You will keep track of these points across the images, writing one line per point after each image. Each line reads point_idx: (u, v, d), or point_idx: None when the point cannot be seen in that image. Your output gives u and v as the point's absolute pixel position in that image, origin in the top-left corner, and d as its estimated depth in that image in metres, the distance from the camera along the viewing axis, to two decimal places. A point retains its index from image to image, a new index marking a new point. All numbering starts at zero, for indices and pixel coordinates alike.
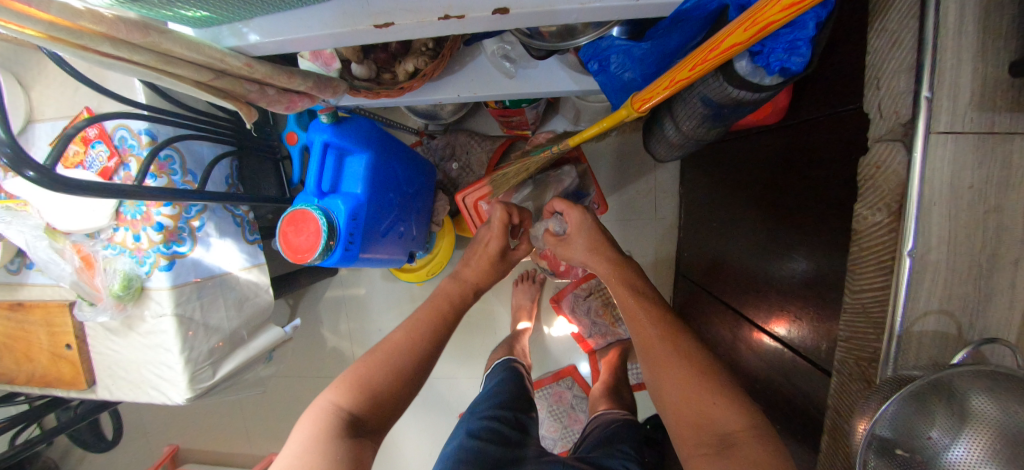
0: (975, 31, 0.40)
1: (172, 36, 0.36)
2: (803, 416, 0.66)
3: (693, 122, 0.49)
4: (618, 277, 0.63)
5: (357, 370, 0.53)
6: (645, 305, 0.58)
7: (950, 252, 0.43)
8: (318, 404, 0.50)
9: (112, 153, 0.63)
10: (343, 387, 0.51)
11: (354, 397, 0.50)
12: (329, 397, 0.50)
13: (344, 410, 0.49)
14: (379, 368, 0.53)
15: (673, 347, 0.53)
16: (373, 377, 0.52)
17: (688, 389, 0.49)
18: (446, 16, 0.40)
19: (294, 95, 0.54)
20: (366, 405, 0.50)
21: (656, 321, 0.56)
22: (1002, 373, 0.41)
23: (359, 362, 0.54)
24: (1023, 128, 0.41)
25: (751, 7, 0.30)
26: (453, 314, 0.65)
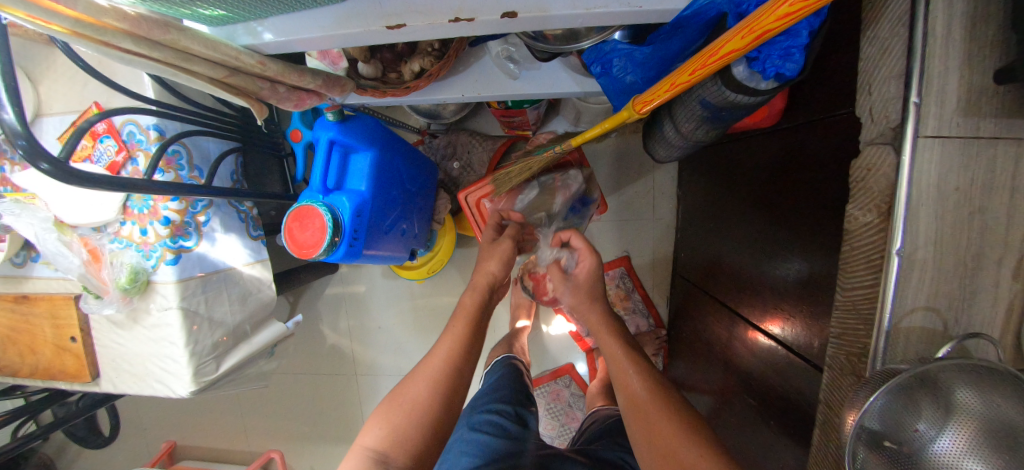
0: (961, 40, 0.42)
1: (190, 34, 0.37)
2: (796, 411, 0.67)
3: (692, 125, 0.51)
4: (607, 329, 0.69)
5: (387, 407, 0.53)
6: (633, 360, 0.62)
7: (936, 251, 0.44)
8: (356, 447, 0.50)
9: (120, 148, 0.64)
10: (377, 429, 0.51)
11: (385, 437, 0.50)
12: (365, 441, 0.50)
13: (378, 451, 0.49)
14: (403, 404, 0.53)
15: (661, 402, 0.55)
16: (398, 414, 0.52)
17: (671, 439, 0.50)
18: (457, 19, 0.41)
19: (303, 93, 0.56)
20: (395, 442, 0.50)
21: (644, 379, 0.59)
22: (984, 366, 0.43)
23: (390, 399, 0.55)
24: (1006, 134, 0.43)
25: (747, 16, 0.31)
26: (474, 337, 0.63)
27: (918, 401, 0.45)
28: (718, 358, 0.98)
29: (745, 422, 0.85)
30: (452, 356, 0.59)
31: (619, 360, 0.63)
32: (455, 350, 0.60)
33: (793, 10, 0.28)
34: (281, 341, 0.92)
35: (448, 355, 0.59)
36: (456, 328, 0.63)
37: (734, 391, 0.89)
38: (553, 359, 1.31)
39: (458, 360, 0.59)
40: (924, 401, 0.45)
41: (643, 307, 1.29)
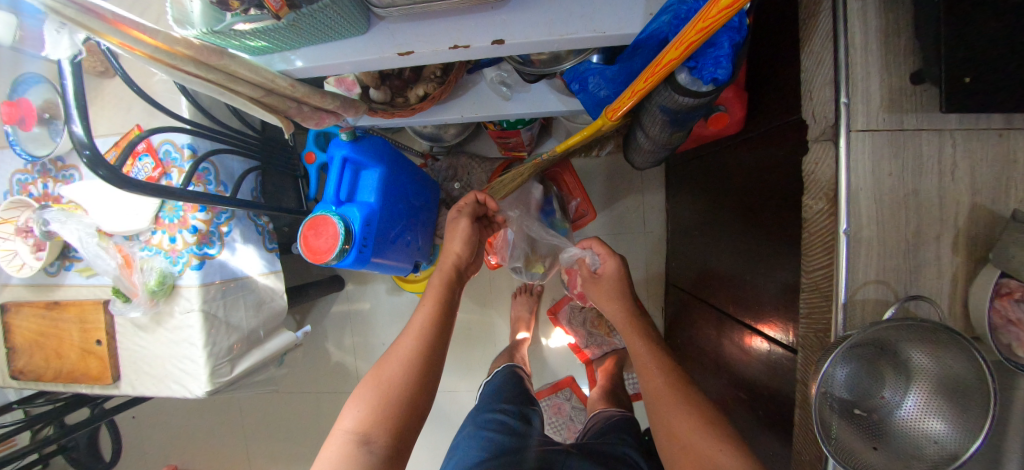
0: (877, 49, 0.50)
1: (238, 60, 0.46)
2: (779, 399, 0.70)
3: (658, 128, 0.58)
4: (629, 325, 0.70)
5: (363, 389, 0.57)
6: (652, 353, 0.63)
7: (878, 229, 0.50)
8: (337, 428, 0.54)
9: (157, 164, 0.72)
10: (356, 412, 0.54)
11: (362, 417, 0.53)
12: (345, 424, 0.54)
13: (357, 433, 0.52)
14: (375, 387, 0.56)
15: (679, 394, 0.57)
16: (372, 394, 0.56)
17: (691, 433, 0.52)
18: (455, 46, 0.49)
19: (323, 113, 0.64)
20: (373, 424, 0.53)
21: (665, 371, 0.60)
22: (926, 325, 0.46)
23: (365, 382, 0.58)
24: (927, 126, 0.50)
25: (681, 33, 0.39)
26: (443, 312, 0.66)
27: (880, 370, 0.49)
28: (712, 361, 1.00)
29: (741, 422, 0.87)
30: (422, 337, 0.62)
31: (640, 353, 0.64)
32: (425, 330, 0.63)
33: (706, 25, 0.36)
34: (290, 349, 0.97)
35: (419, 336, 0.62)
36: (425, 307, 0.66)
37: (729, 392, 0.91)
38: (553, 373, 1.33)
39: (429, 339, 0.62)
40: (871, 363, 0.49)
41: None
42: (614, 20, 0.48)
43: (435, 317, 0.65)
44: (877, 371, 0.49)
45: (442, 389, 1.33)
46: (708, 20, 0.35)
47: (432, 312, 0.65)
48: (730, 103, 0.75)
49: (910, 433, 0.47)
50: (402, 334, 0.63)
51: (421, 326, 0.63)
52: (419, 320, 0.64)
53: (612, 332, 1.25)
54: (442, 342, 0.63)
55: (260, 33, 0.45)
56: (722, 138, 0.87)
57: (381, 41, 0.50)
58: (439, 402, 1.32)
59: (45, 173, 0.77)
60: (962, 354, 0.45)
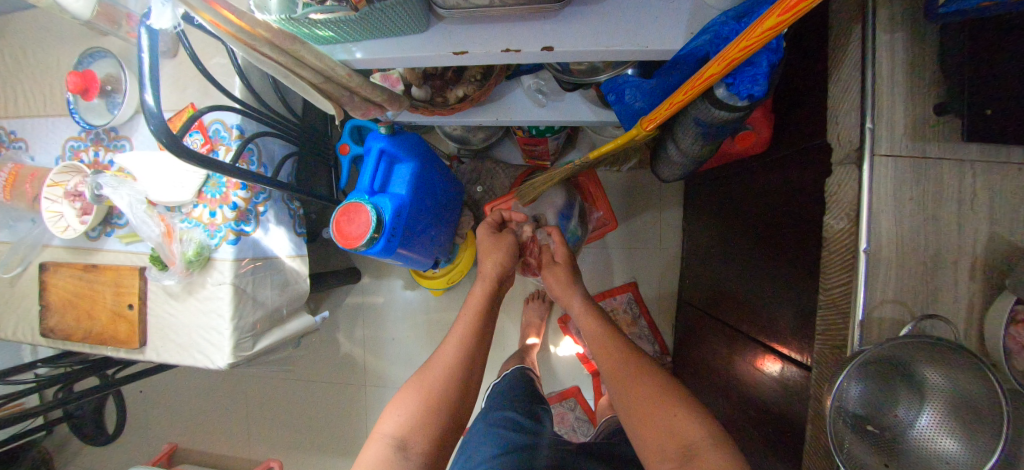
0: (903, 79, 0.53)
1: (306, 46, 0.50)
2: (788, 416, 0.71)
3: (689, 140, 0.61)
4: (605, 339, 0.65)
5: (405, 394, 0.59)
6: (618, 345, 0.63)
7: (898, 250, 0.52)
8: (377, 433, 0.56)
9: (206, 141, 0.76)
10: (397, 417, 0.56)
11: (402, 424, 0.55)
12: (385, 429, 0.56)
13: (395, 438, 0.54)
14: (416, 393, 0.58)
15: (643, 372, 0.58)
16: (412, 399, 0.58)
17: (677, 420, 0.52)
18: (506, 50, 0.52)
19: (370, 105, 0.68)
20: (412, 430, 0.55)
21: (656, 384, 0.56)
22: (937, 343, 0.47)
23: (407, 388, 0.60)
24: (949, 156, 0.52)
25: (719, 53, 0.42)
26: (485, 317, 0.69)
27: (893, 387, 0.51)
28: (722, 380, 1.01)
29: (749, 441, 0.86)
30: (460, 350, 0.63)
31: (611, 351, 0.63)
32: (465, 336, 0.65)
33: (747, 45, 0.38)
34: (308, 333, 0.99)
35: (460, 349, 0.63)
36: (467, 315, 0.69)
37: (739, 411, 0.91)
38: (561, 381, 1.33)
39: (469, 345, 0.64)
40: (882, 382, 0.51)
41: (649, 334, 1.32)
42: (660, 34, 0.50)
43: (474, 329, 0.66)
44: (892, 391, 0.51)
45: None
46: (748, 40, 0.38)
47: (471, 324, 0.67)
48: (757, 123, 0.80)
49: (921, 453, 0.48)
50: (447, 338, 0.66)
51: (460, 340, 0.65)
52: (461, 327, 0.67)
53: None
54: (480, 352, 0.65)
55: (330, 24, 0.49)
56: (744, 160, 0.89)
57: (438, 41, 0.54)
58: None
59: (97, 142, 0.81)
60: (976, 378, 0.46)
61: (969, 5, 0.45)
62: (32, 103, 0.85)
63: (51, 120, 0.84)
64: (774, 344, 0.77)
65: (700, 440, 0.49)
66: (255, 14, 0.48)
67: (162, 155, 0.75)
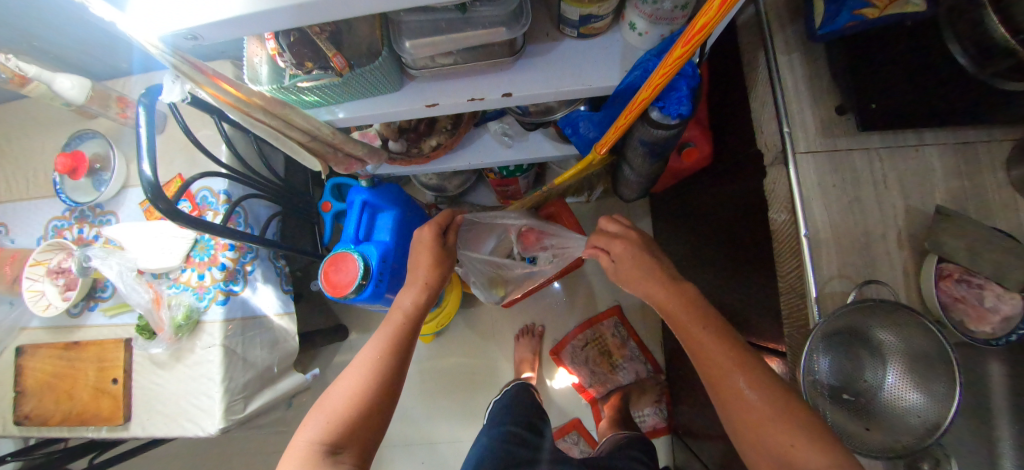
0: (804, 90, 0.64)
1: (296, 110, 0.56)
2: None
3: (640, 160, 0.69)
4: (695, 325, 0.52)
5: (327, 402, 0.57)
6: (718, 339, 0.50)
7: (834, 231, 0.59)
8: (299, 440, 0.54)
9: (194, 208, 0.81)
10: (320, 424, 0.55)
11: (327, 429, 0.54)
12: (308, 436, 0.54)
13: (322, 444, 0.53)
14: (340, 397, 0.58)
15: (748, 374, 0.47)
16: (336, 404, 0.57)
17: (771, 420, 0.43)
18: (472, 98, 0.60)
19: (352, 159, 0.75)
20: (338, 434, 0.54)
21: (737, 366, 0.47)
22: (879, 303, 0.52)
23: (329, 396, 0.59)
24: (856, 147, 0.62)
25: (647, 82, 0.49)
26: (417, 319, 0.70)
27: (858, 355, 0.56)
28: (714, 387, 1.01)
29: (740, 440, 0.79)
30: (387, 350, 0.63)
31: (702, 347, 0.50)
32: (393, 339, 0.65)
33: (667, 73, 0.46)
34: (299, 391, 0.97)
35: (387, 349, 0.63)
36: (393, 316, 0.69)
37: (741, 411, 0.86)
38: (561, 413, 1.24)
39: (398, 349, 0.64)
40: (841, 348, 0.56)
41: (640, 354, 1.24)
42: (600, 73, 0.59)
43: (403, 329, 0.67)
44: (856, 355, 0.56)
45: (446, 439, 1.25)
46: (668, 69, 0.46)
47: (399, 323, 0.68)
48: (697, 139, 0.88)
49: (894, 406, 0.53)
50: (373, 339, 0.66)
51: (386, 341, 0.65)
52: (388, 330, 0.66)
53: (615, 368, 1.24)
54: (405, 349, 0.65)
55: (316, 91, 0.56)
56: (697, 175, 0.99)
57: (412, 96, 0.62)
58: (442, 453, 1.24)
59: (82, 219, 0.84)
60: (925, 333, 0.52)
61: (838, 26, 0.56)
62: (16, 188, 0.87)
63: (35, 203, 0.86)
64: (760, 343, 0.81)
65: (798, 444, 0.41)
66: (251, 86, 0.55)
67: (157, 223, 0.79)
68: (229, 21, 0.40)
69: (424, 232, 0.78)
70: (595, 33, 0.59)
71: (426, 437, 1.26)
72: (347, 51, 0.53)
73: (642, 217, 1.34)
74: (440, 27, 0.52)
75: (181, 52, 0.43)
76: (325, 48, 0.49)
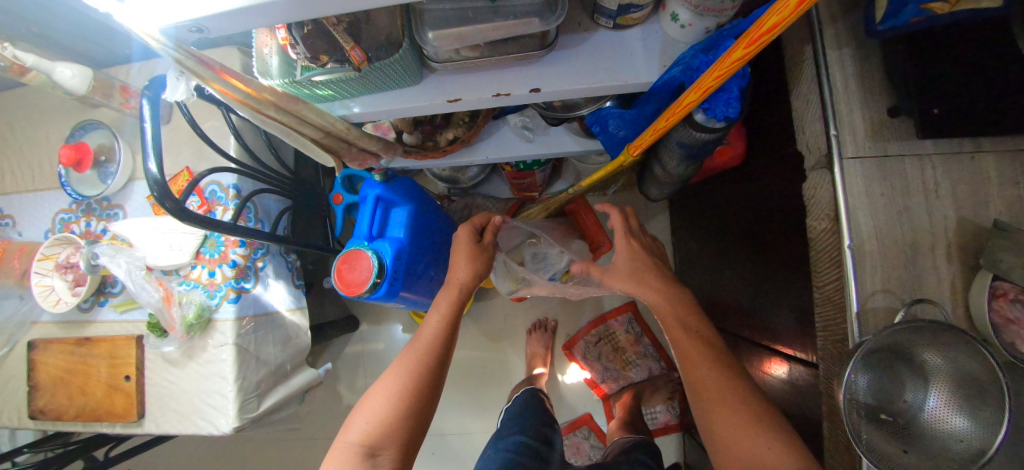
0: (855, 91, 0.59)
1: (309, 105, 0.53)
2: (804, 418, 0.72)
3: (674, 161, 0.65)
4: (676, 322, 0.61)
5: (367, 404, 0.58)
6: (702, 349, 0.58)
7: (879, 242, 0.56)
8: (341, 441, 0.56)
9: (202, 203, 0.79)
10: (361, 425, 0.56)
11: (367, 433, 0.55)
12: (350, 437, 0.56)
13: (362, 446, 0.55)
14: (380, 399, 0.58)
15: (729, 396, 0.53)
16: (376, 406, 0.57)
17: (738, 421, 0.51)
18: (497, 94, 0.56)
19: (366, 155, 0.71)
20: (378, 437, 0.55)
21: (709, 363, 0.56)
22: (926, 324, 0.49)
23: (370, 396, 0.59)
24: (907, 153, 0.57)
25: (695, 80, 0.45)
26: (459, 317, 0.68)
27: (896, 372, 0.54)
28: None
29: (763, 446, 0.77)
30: (428, 350, 0.62)
31: (699, 364, 0.57)
32: (434, 339, 0.64)
33: (721, 73, 0.41)
34: (312, 387, 0.96)
35: (428, 348, 0.63)
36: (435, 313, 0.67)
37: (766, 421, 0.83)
38: (571, 409, 1.24)
39: (439, 351, 0.63)
40: (880, 366, 0.54)
41: (654, 351, 1.23)
42: (636, 69, 0.55)
43: (443, 329, 0.65)
44: (895, 373, 0.54)
45: (456, 432, 1.26)
46: (722, 68, 0.41)
47: (440, 321, 0.66)
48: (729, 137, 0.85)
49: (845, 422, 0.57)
50: (414, 336, 0.65)
51: (428, 341, 0.64)
52: (429, 330, 0.65)
53: (628, 365, 1.23)
54: (448, 349, 0.64)
55: (331, 84, 0.52)
56: (724, 172, 0.94)
57: (432, 90, 0.57)
58: (453, 444, 1.25)
59: (89, 212, 0.81)
60: (975, 357, 0.49)
61: (901, 22, 0.51)
62: (19, 179, 0.84)
63: (40, 194, 0.83)
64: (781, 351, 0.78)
65: (761, 443, 0.49)
66: (260, 79, 0.51)
67: (164, 219, 0.78)
68: (236, 11, 0.36)
69: (460, 231, 0.75)
70: (631, 24, 0.54)
71: (437, 429, 1.27)
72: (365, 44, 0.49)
73: (659, 212, 1.29)
74: (468, 17, 0.47)
75: (185, 46, 0.40)
76: (342, 40, 0.45)
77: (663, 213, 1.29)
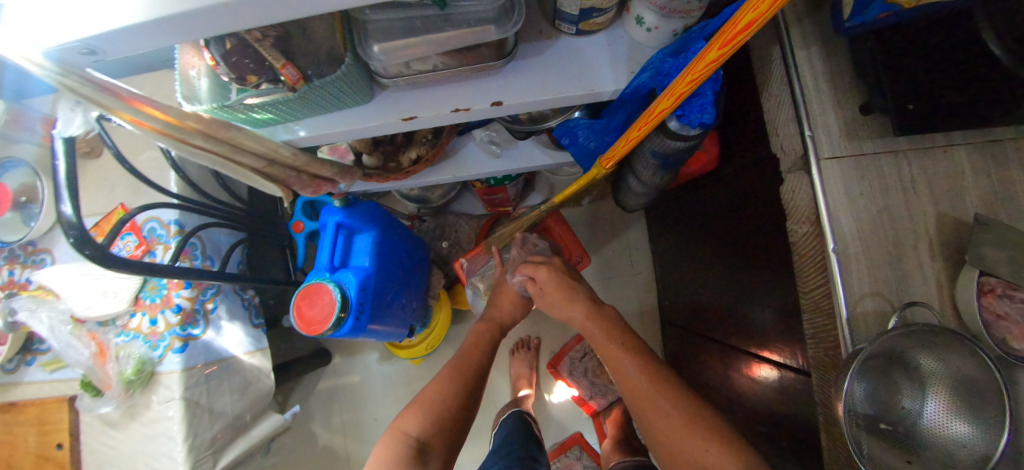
0: (824, 90, 0.58)
1: (243, 132, 0.48)
2: (791, 430, 0.68)
3: (649, 171, 0.62)
4: (606, 339, 0.70)
5: (421, 402, 0.70)
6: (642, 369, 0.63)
7: (863, 245, 0.54)
8: (390, 433, 0.67)
9: (140, 242, 0.72)
10: (416, 420, 0.67)
11: (421, 425, 0.67)
12: (402, 428, 0.67)
13: (414, 437, 0.65)
14: (435, 400, 0.70)
15: (660, 399, 0.59)
16: (428, 408, 0.69)
17: (680, 429, 0.56)
18: (456, 110, 0.51)
19: (321, 180, 0.65)
20: (429, 429, 0.66)
21: (647, 378, 0.62)
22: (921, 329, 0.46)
23: (423, 399, 0.72)
24: (882, 150, 0.56)
25: (667, 85, 0.41)
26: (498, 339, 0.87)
27: (892, 378, 0.51)
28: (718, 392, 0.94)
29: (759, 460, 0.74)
30: (467, 369, 0.76)
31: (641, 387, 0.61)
32: (478, 358, 0.79)
33: (695, 76, 0.38)
34: (278, 434, 0.87)
35: (473, 364, 0.78)
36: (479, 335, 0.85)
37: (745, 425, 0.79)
38: (561, 428, 1.19)
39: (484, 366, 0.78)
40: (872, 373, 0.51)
41: None
42: (604, 77, 0.51)
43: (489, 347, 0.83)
44: (890, 379, 0.51)
45: None
46: (695, 72, 0.37)
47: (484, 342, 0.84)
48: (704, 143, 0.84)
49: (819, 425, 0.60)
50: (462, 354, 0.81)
51: (477, 358, 0.79)
52: (476, 350, 0.81)
53: None
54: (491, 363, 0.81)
55: (267, 107, 0.47)
56: (699, 176, 0.92)
57: (385, 109, 0.53)
58: None
59: (12, 260, 0.72)
60: (973, 359, 0.46)
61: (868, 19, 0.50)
62: None
63: None
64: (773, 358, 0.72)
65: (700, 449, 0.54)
66: (181, 105, 0.45)
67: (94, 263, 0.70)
68: (138, 26, 0.30)
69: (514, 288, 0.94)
70: (595, 30, 0.51)
71: None
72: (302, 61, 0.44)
73: (637, 219, 1.27)
74: (416, 28, 0.43)
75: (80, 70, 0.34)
76: (271, 57, 0.40)
77: (641, 220, 1.27)
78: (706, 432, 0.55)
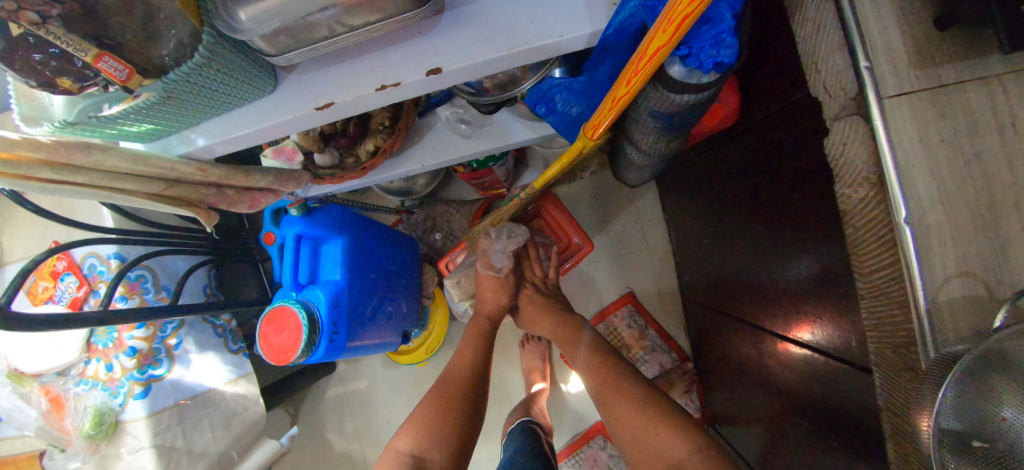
0: (884, 1, 0.42)
1: (117, 152, 0.36)
2: (838, 434, 0.55)
3: (650, 138, 0.49)
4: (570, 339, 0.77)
5: (415, 419, 0.63)
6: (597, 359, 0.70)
7: (947, 210, 0.40)
8: (390, 451, 0.60)
9: (81, 282, 0.64)
10: (410, 437, 0.60)
11: (419, 442, 0.59)
12: (398, 447, 0.60)
13: (411, 454, 0.58)
14: (430, 410, 0.64)
15: (618, 392, 0.63)
16: (424, 422, 0.62)
17: (631, 416, 0.59)
18: (383, 87, 0.39)
19: (256, 193, 0.54)
20: (427, 445, 0.59)
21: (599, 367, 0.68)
22: None
23: (415, 414, 0.65)
24: (969, 77, 0.41)
25: (664, 7, 0.28)
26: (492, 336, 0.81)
27: None
28: (745, 376, 0.83)
29: (806, 460, 0.64)
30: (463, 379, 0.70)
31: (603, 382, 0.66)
32: (471, 364, 0.73)
33: None
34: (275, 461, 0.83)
35: (466, 370, 0.72)
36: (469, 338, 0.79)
37: (785, 420, 0.68)
38: (581, 418, 1.12)
39: (477, 372, 0.72)
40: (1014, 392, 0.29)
41: (662, 343, 1.10)
42: (572, 17, 0.37)
43: (479, 347, 0.77)
44: None
45: None
46: None
47: (474, 344, 0.78)
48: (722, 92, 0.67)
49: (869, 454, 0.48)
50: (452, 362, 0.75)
51: (468, 359, 0.74)
52: (467, 355, 0.75)
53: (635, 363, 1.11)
54: (485, 368, 0.74)
55: (134, 115, 0.36)
56: (717, 133, 0.77)
57: (295, 97, 0.41)
58: None
59: None
60: None
61: None
62: None
63: None
64: (811, 342, 0.60)
65: (658, 437, 0.55)
66: (14, 131, 0.35)
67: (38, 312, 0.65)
68: None
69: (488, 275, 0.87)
70: None
71: None
72: (139, 43, 0.32)
73: (647, 187, 1.12)
74: None
75: None
76: (74, 51, 0.29)
77: (652, 187, 1.12)
78: (662, 419, 0.57)
